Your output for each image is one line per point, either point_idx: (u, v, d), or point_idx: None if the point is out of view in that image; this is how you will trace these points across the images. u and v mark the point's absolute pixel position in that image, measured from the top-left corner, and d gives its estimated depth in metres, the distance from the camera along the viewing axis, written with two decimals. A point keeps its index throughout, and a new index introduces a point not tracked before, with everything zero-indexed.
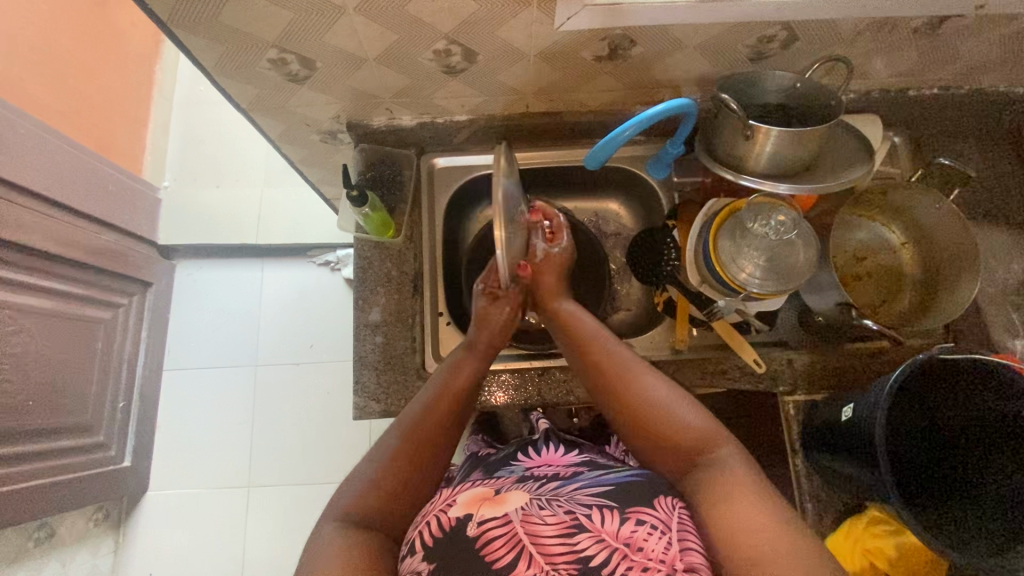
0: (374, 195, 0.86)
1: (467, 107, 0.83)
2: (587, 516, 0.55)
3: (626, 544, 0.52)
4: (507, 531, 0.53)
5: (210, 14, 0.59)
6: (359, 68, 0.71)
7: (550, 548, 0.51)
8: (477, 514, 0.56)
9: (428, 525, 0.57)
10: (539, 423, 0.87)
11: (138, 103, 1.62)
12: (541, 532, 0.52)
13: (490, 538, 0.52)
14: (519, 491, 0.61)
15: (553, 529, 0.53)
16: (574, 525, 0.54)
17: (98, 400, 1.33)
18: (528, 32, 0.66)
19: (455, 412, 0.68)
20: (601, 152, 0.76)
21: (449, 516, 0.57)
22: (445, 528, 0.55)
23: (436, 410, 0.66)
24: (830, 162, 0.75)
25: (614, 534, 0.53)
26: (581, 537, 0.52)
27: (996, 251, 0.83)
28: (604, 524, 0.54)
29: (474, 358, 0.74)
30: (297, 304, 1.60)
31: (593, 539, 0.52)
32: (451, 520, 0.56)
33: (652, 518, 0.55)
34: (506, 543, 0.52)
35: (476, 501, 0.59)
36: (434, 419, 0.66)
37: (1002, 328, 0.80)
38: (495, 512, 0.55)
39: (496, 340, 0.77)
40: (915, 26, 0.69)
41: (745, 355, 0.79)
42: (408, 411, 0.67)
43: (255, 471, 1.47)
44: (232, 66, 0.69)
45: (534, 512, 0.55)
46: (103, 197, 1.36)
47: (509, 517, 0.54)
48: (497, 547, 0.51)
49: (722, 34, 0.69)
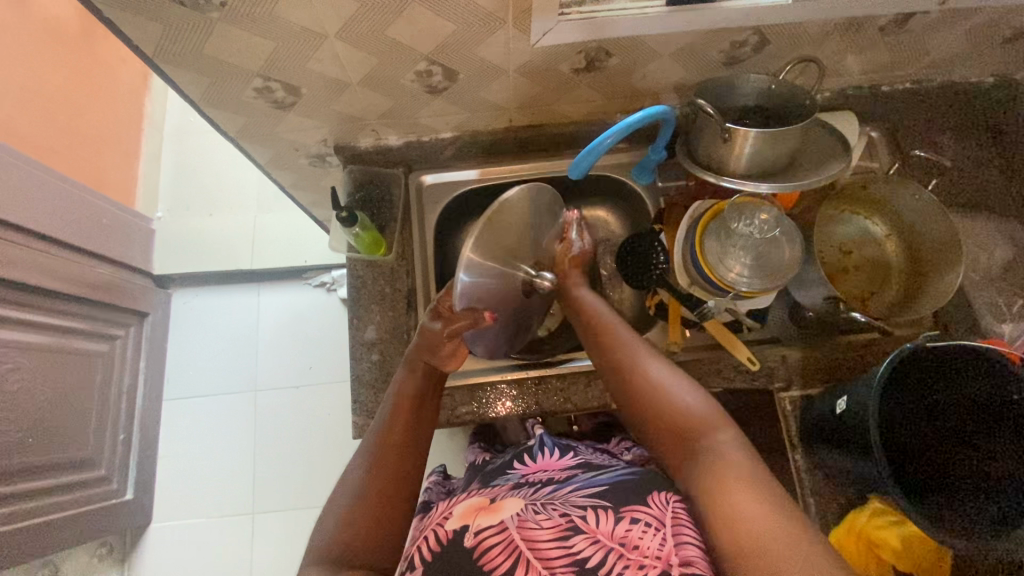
0: (364, 215, 0.86)
1: (452, 124, 0.85)
2: (582, 518, 0.56)
3: (621, 544, 0.53)
4: (503, 539, 0.54)
5: (195, 47, 0.62)
6: (343, 93, 0.73)
7: (548, 552, 0.52)
8: (473, 523, 0.58)
9: (427, 539, 0.59)
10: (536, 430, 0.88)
11: (128, 136, 1.64)
12: (536, 537, 0.54)
13: (486, 547, 0.54)
14: (514, 497, 0.63)
15: (549, 534, 0.54)
16: (569, 527, 0.55)
17: (98, 433, 1.33)
18: (506, 49, 0.68)
19: (416, 417, 0.67)
20: (583, 162, 0.75)
21: (446, 529, 0.59)
22: (442, 542, 0.57)
23: (400, 416, 0.66)
24: (808, 159, 0.76)
25: (609, 534, 0.54)
26: (576, 539, 0.53)
27: (977, 237, 0.84)
28: (599, 526, 0.55)
29: (417, 376, 0.71)
30: (295, 327, 1.60)
31: (589, 541, 0.53)
32: (447, 534, 0.58)
33: (645, 515, 0.56)
34: (503, 551, 0.53)
35: (471, 511, 0.61)
36: (394, 443, 0.64)
37: (990, 312, 0.80)
38: (491, 521, 0.57)
39: (438, 359, 0.72)
40: (882, 24, 0.72)
41: (740, 353, 0.79)
42: (376, 426, 0.66)
43: (258, 495, 1.47)
44: (218, 97, 0.71)
45: (529, 517, 0.57)
46: (97, 231, 1.37)
47: (505, 524, 0.56)
48: (494, 555, 0.53)
49: (694, 41, 0.71)
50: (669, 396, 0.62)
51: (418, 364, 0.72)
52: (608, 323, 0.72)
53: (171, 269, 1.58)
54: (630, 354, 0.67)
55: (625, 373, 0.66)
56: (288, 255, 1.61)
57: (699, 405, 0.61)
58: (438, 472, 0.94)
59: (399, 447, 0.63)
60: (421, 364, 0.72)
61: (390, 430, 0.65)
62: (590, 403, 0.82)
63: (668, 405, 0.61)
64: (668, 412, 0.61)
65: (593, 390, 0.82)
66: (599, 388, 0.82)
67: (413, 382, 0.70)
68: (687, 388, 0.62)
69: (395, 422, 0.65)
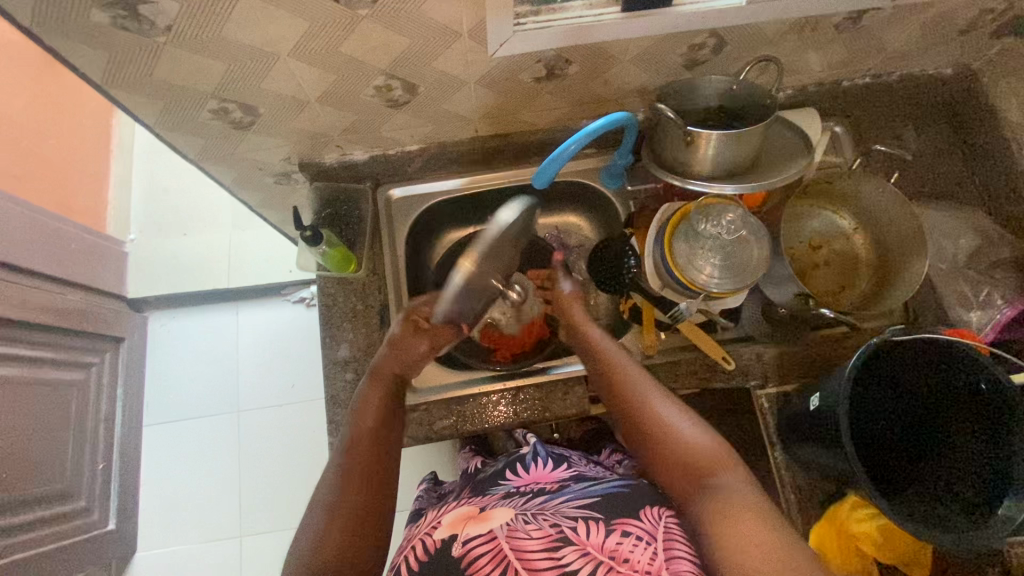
0: (332, 233, 0.84)
1: (418, 137, 0.84)
2: (573, 529, 0.56)
3: (610, 557, 0.52)
4: (491, 548, 0.54)
5: (145, 72, 0.60)
6: (303, 110, 0.72)
7: (535, 562, 0.52)
8: (462, 533, 0.58)
9: (415, 549, 0.60)
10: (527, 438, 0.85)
11: (95, 159, 1.61)
12: (526, 547, 0.53)
13: (475, 557, 0.54)
14: (505, 507, 0.63)
15: (539, 544, 0.54)
16: (559, 538, 0.54)
17: (76, 464, 1.30)
18: (464, 61, 0.68)
19: (380, 430, 0.66)
20: (548, 170, 0.74)
21: (435, 538, 0.60)
22: (431, 551, 0.58)
23: (366, 433, 0.65)
24: (772, 158, 0.77)
25: (600, 547, 0.53)
26: (565, 551, 0.53)
27: (942, 227, 0.85)
28: (589, 537, 0.55)
29: (382, 385, 0.71)
30: (275, 344, 1.58)
31: (578, 552, 0.53)
32: (434, 544, 0.59)
33: (636, 528, 0.56)
34: (491, 559, 0.53)
35: (461, 520, 0.61)
36: (359, 460, 0.62)
37: (957, 301, 0.81)
38: (480, 530, 0.57)
39: (398, 368, 0.74)
40: (837, 22, 0.73)
41: (714, 353, 0.79)
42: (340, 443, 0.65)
43: (245, 517, 1.44)
44: (173, 120, 0.69)
45: (519, 527, 0.56)
46: (67, 257, 1.34)
47: (494, 534, 0.56)
48: (481, 564, 0.53)
49: (654, 45, 0.71)
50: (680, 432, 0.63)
51: (384, 373, 0.73)
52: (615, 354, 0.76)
53: (146, 293, 1.56)
54: (636, 388, 0.70)
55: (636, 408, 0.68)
56: (266, 272, 1.59)
57: (709, 444, 0.62)
58: (428, 478, 0.92)
59: (367, 462, 0.62)
60: (386, 373, 0.73)
61: (355, 443, 0.64)
62: (569, 411, 0.82)
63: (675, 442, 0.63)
64: (677, 452, 0.62)
65: (572, 398, 0.82)
66: (578, 395, 0.82)
67: (378, 397, 0.69)
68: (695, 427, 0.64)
69: (362, 434, 0.65)
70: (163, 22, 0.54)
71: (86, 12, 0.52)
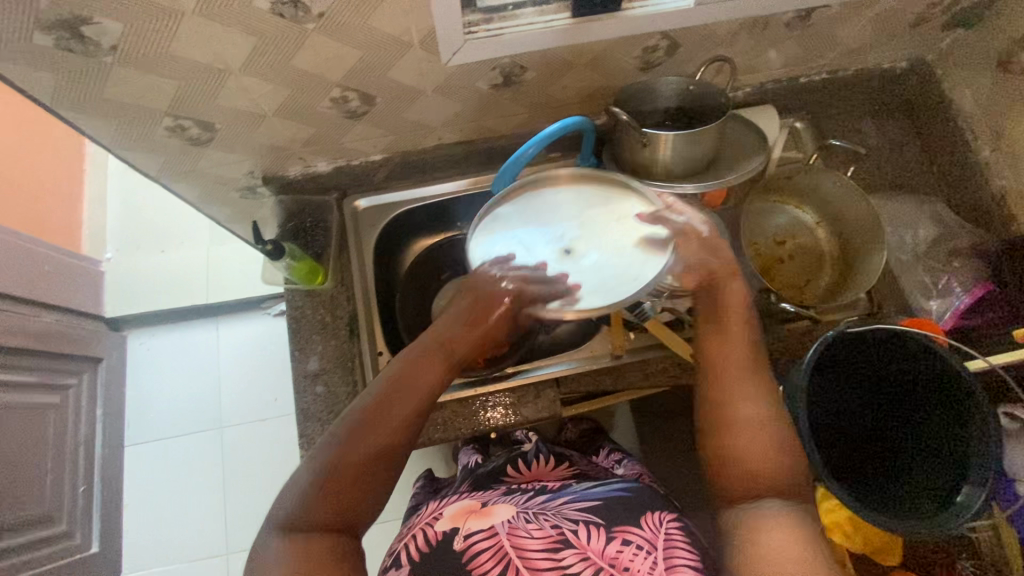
0: (296, 245, 0.84)
1: (381, 146, 0.84)
2: (574, 532, 0.59)
3: (611, 564, 0.55)
4: (493, 544, 0.57)
5: (94, 92, 0.60)
6: (261, 124, 0.72)
7: (537, 562, 0.55)
8: (464, 527, 0.61)
9: (415, 538, 0.62)
10: (528, 439, 0.90)
11: (68, 179, 1.60)
12: (527, 546, 0.57)
13: (477, 551, 0.57)
14: (507, 504, 0.66)
15: (540, 544, 0.57)
16: (560, 540, 0.58)
17: (55, 488, 1.29)
18: (419, 70, 0.68)
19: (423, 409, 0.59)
20: (507, 175, 0.75)
21: (435, 529, 0.63)
22: (431, 542, 0.60)
23: (410, 401, 0.58)
24: (731, 156, 0.78)
25: (600, 553, 0.56)
26: (566, 552, 0.56)
27: (901, 218, 0.86)
28: (590, 541, 0.57)
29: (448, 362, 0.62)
30: (256, 358, 1.57)
31: (579, 556, 0.56)
32: (436, 535, 0.61)
33: (638, 537, 0.58)
34: (494, 556, 0.56)
35: (462, 514, 0.65)
36: (386, 428, 0.56)
37: (918, 290, 0.82)
38: (482, 525, 0.61)
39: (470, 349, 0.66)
40: (786, 20, 0.74)
41: (680, 349, 0.79)
42: (377, 390, 0.58)
43: (232, 535, 1.43)
44: (129, 139, 0.69)
45: (520, 526, 0.60)
46: (41, 279, 1.33)
47: (495, 530, 0.59)
48: (484, 560, 0.56)
49: (607, 49, 0.72)
50: (756, 428, 0.58)
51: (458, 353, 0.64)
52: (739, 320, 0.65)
53: (123, 312, 1.54)
54: (740, 358, 0.63)
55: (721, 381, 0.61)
56: (245, 286, 1.58)
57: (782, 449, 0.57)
58: (424, 476, 0.92)
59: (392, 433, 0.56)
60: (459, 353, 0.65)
61: (394, 405, 0.57)
62: (540, 415, 0.82)
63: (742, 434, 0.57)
64: (738, 447, 0.57)
65: (542, 402, 0.82)
66: (549, 398, 0.83)
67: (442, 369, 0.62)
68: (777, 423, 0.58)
69: (404, 399, 0.58)
70: (108, 42, 0.54)
71: (27, 35, 0.52)
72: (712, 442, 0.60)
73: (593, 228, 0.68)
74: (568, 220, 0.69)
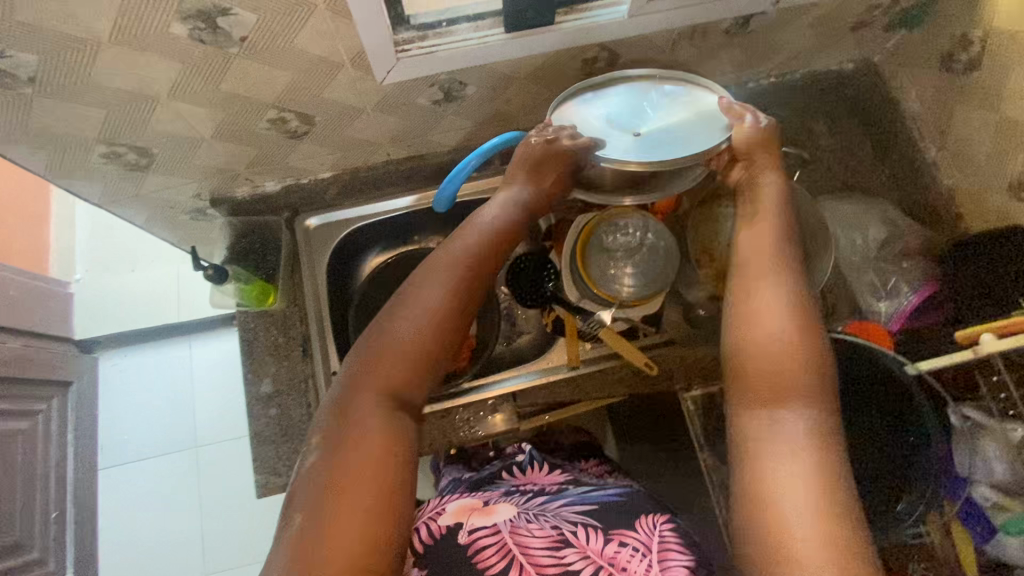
0: (244, 269, 0.86)
1: (328, 164, 0.83)
2: (574, 532, 0.58)
3: (611, 563, 0.55)
4: (497, 541, 0.57)
5: (20, 124, 0.59)
6: (199, 148, 0.71)
7: (540, 559, 0.55)
8: (467, 522, 0.61)
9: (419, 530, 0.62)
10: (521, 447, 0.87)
11: (32, 200, 1.58)
12: (530, 544, 0.57)
13: (481, 547, 0.57)
14: (508, 503, 0.65)
15: (541, 542, 0.57)
16: (561, 539, 0.57)
17: (23, 516, 1.29)
18: (355, 89, 0.68)
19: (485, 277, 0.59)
20: (446, 194, 0.73)
21: (440, 524, 0.62)
22: (436, 536, 0.61)
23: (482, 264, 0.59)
24: None
25: (599, 552, 0.56)
26: (567, 551, 0.56)
27: (849, 220, 0.87)
28: (589, 542, 0.57)
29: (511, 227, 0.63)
30: (229, 376, 1.55)
31: (581, 556, 0.56)
32: (441, 528, 0.62)
33: (634, 540, 0.58)
34: (497, 552, 0.56)
35: (466, 510, 0.64)
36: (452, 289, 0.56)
37: (869, 290, 0.84)
38: (486, 522, 0.60)
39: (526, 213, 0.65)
40: (725, 28, 0.74)
41: (636, 359, 0.79)
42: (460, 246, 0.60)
43: (209, 558, 1.41)
44: (65, 170, 0.68)
45: (523, 525, 0.59)
46: (4, 305, 1.32)
47: (499, 528, 0.59)
48: (488, 555, 0.56)
49: (546, 62, 0.71)
50: (774, 315, 0.55)
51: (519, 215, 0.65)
52: (774, 209, 0.62)
53: (93, 333, 1.53)
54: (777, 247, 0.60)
55: (755, 270, 0.59)
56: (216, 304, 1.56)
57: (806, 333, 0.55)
58: None
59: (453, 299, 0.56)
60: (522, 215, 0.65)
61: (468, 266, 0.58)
62: (496, 429, 0.83)
63: (759, 324, 0.55)
64: (757, 327, 0.56)
65: (499, 416, 0.83)
66: (506, 412, 0.83)
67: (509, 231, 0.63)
68: (794, 312, 0.55)
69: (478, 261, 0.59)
70: (25, 74, 0.54)
71: None
72: (729, 327, 0.58)
73: (668, 114, 0.63)
74: (641, 103, 0.65)
